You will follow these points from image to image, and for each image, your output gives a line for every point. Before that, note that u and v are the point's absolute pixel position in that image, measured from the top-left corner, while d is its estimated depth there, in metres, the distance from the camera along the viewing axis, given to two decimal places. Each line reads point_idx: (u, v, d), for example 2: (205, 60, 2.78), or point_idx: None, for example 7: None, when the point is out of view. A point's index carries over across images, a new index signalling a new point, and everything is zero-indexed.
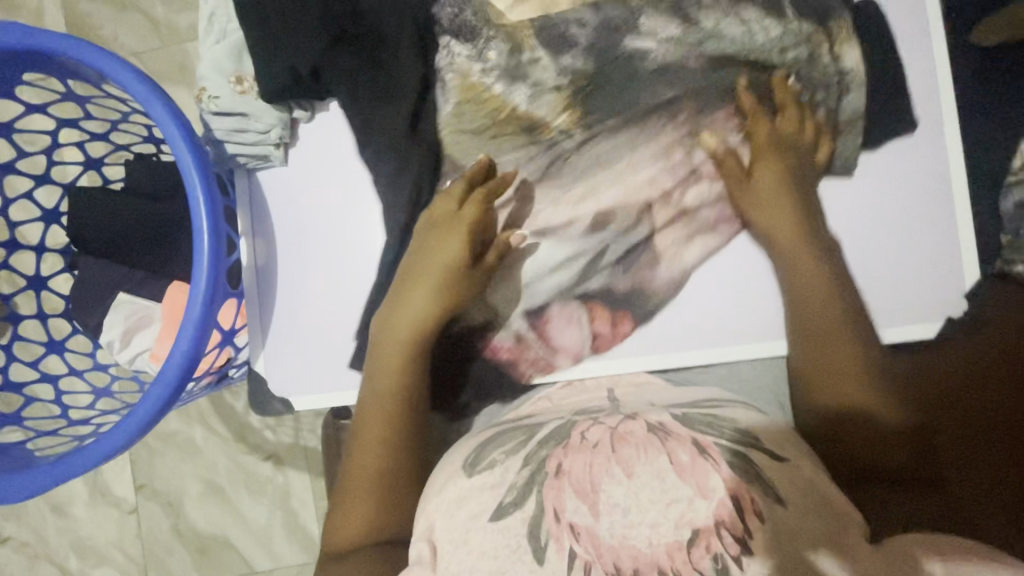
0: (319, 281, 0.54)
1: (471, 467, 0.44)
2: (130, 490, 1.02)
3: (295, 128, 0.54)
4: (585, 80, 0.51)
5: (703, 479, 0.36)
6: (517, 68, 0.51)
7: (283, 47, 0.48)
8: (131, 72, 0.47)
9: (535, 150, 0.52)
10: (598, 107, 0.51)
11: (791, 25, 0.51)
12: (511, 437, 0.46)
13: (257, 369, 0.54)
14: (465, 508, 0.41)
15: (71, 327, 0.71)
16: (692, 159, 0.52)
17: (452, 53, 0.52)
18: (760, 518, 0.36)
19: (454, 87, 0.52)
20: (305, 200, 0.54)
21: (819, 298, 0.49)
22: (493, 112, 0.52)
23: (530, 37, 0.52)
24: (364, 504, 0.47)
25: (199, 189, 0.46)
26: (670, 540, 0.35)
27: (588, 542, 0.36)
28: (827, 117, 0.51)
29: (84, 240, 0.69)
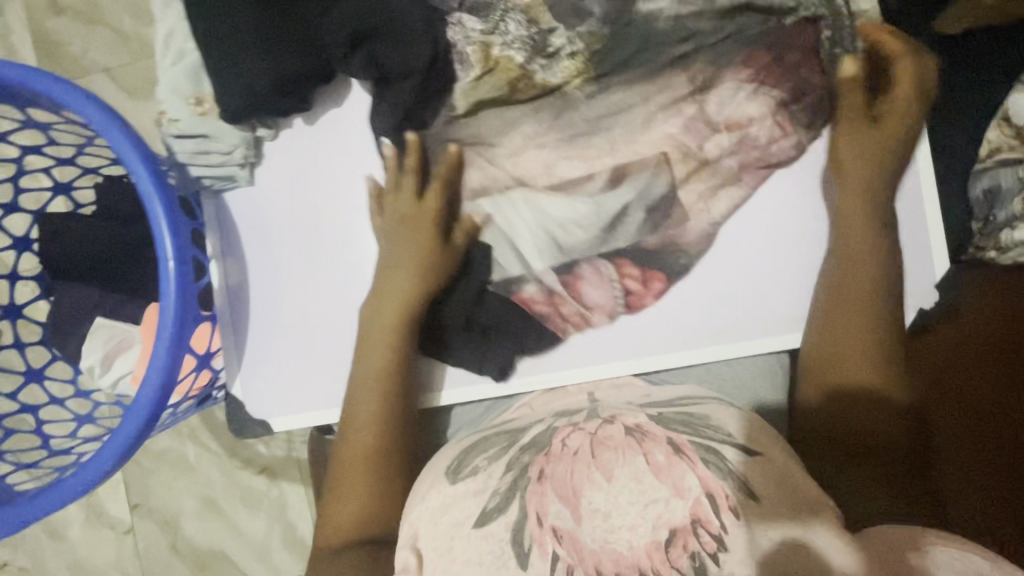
0: (291, 300, 0.53)
1: (454, 473, 0.44)
2: (125, 510, 1.02)
3: (261, 146, 0.53)
4: (599, 44, 0.51)
5: (680, 478, 0.35)
6: (533, 39, 0.51)
7: (239, 65, 0.47)
8: (86, 99, 0.47)
9: (552, 119, 0.51)
10: (568, 111, 0.51)
11: (761, 17, 0.50)
12: (491, 443, 0.47)
13: (233, 392, 0.54)
14: (449, 514, 0.41)
15: (50, 353, 0.70)
16: (666, 156, 0.50)
17: (467, 27, 0.51)
18: (736, 514, 0.35)
19: (477, 58, 0.51)
20: (272, 218, 0.54)
21: (843, 273, 0.48)
22: (509, 82, 0.51)
23: (544, 8, 0.51)
24: (354, 498, 0.48)
25: (161, 214, 0.46)
26: (648, 540, 0.34)
27: (571, 545, 0.35)
28: (845, 61, 0.49)
29: (58, 265, 0.68)
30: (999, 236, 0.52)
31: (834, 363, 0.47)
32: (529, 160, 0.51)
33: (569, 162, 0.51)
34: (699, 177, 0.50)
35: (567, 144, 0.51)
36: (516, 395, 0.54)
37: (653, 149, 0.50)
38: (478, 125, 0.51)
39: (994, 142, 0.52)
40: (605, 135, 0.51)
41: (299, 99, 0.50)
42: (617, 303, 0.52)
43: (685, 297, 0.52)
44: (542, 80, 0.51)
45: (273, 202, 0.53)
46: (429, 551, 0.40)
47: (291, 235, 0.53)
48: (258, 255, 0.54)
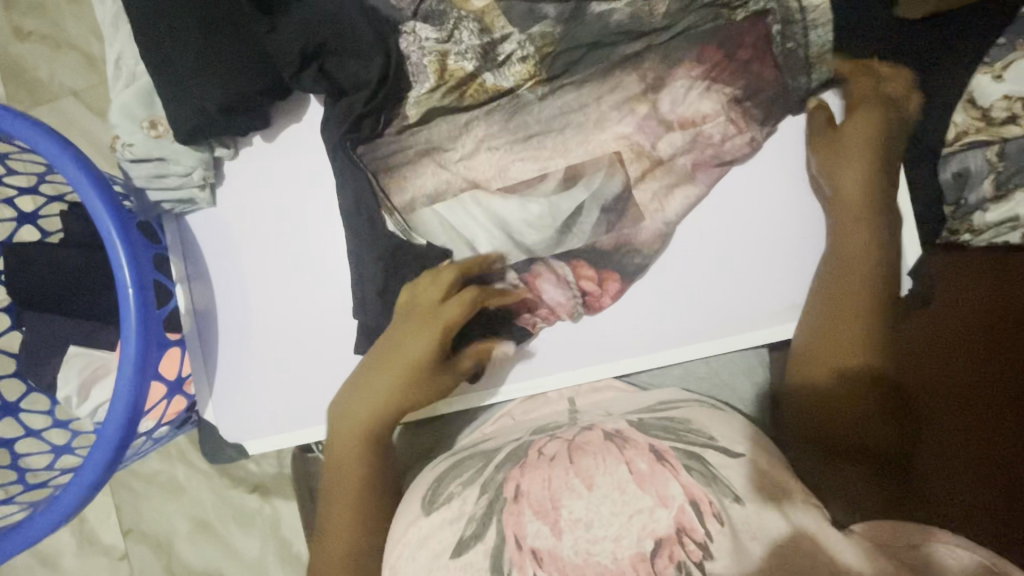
0: (261, 319, 0.53)
1: (430, 503, 0.42)
2: (118, 536, 1.00)
3: (220, 167, 0.52)
4: (551, 46, 0.51)
5: (663, 487, 0.35)
6: (486, 46, 0.51)
7: (188, 88, 0.47)
8: (35, 128, 0.46)
9: (509, 123, 0.51)
10: (523, 114, 0.51)
11: (718, 11, 0.50)
12: (466, 466, 0.44)
13: (207, 418, 0.53)
14: (425, 549, 0.39)
15: (26, 384, 0.69)
16: (631, 154, 0.50)
17: (421, 37, 0.51)
18: (720, 521, 0.34)
19: (433, 67, 0.51)
20: (237, 237, 0.53)
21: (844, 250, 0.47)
22: (462, 88, 0.51)
23: (498, 16, 0.51)
24: (345, 522, 0.46)
25: (118, 241, 0.45)
26: (632, 552, 0.33)
27: (552, 565, 0.34)
28: (798, 54, 0.49)
29: (28, 295, 0.67)
30: (973, 218, 0.52)
31: (827, 351, 0.46)
32: (488, 166, 0.50)
33: (535, 165, 0.50)
34: (665, 176, 0.50)
35: (531, 147, 0.50)
36: (501, 403, 0.52)
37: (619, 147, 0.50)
38: (430, 134, 0.51)
39: (962, 125, 0.51)
40: (569, 136, 0.50)
41: (254, 117, 0.50)
42: (575, 302, 0.51)
43: (661, 296, 0.51)
44: (494, 85, 0.51)
45: (236, 223, 0.53)
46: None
47: (258, 254, 0.53)
48: (224, 276, 0.53)
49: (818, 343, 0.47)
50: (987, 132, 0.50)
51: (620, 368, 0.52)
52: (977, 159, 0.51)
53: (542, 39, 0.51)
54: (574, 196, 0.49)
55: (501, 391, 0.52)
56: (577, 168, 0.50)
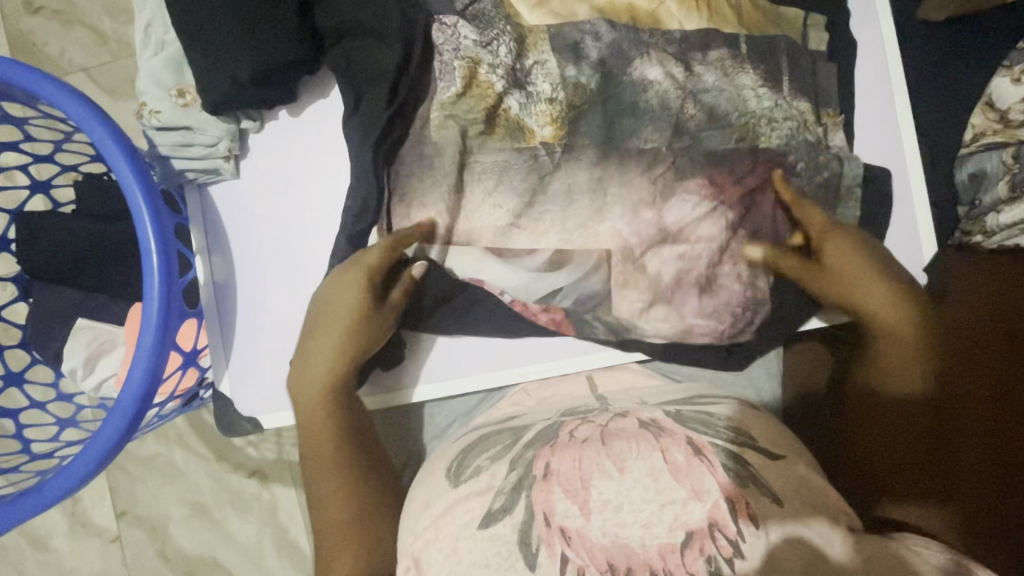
0: (281, 293, 0.53)
1: (455, 475, 0.41)
2: (112, 518, 0.99)
3: (245, 139, 0.52)
4: (582, 98, 0.50)
5: (698, 481, 0.35)
6: (517, 69, 0.50)
7: (221, 55, 0.46)
8: (63, 90, 0.45)
9: (516, 159, 0.50)
10: (538, 172, 0.49)
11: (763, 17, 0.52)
12: (491, 442, 0.43)
13: (222, 390, 0.53)
14: (451, 517, 0.38)
15: (31, 357, 0.68)
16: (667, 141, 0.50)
17: (459, 37, 0.51)
18: (755, 522, 0.34)
19: (462, 71, 0.50)
20: (259, 209, 0.53)
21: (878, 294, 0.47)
22: (484, 108, 0.50)
23: (542, 42, 0.51)
24: (342, 497, 0.44)
25: (144, 207, 0.45)
26: (663, 541, 0.34)
27: (580, 546, 0.34)
28: (808, 72, 0.52)
29: (37, 266, 0.66)
30: (985, 220, 0.52)
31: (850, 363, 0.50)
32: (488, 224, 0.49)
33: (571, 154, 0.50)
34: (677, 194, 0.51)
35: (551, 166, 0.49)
36: (509, 386, 0.53)
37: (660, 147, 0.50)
38: (438, 148, 0.50)
39: (979, 126, 0.53)
40: (582, 168, 0.50)
41: (283, 91, 0.50)
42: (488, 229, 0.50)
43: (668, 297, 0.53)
44: (516, 116, 0.50)
45: (258, 200, 0.53)
46: (427, 563, 0.37)
47: (279, 253, 0.53)
48: (246, 247, 0.53)
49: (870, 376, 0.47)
50: (1004, 134, 0.51)
51: (647, 354, 0.53)
52: (993, 159, 0.52)
53: (570, 86, 0.50)
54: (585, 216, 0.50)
55: (520, 373, 0.53)
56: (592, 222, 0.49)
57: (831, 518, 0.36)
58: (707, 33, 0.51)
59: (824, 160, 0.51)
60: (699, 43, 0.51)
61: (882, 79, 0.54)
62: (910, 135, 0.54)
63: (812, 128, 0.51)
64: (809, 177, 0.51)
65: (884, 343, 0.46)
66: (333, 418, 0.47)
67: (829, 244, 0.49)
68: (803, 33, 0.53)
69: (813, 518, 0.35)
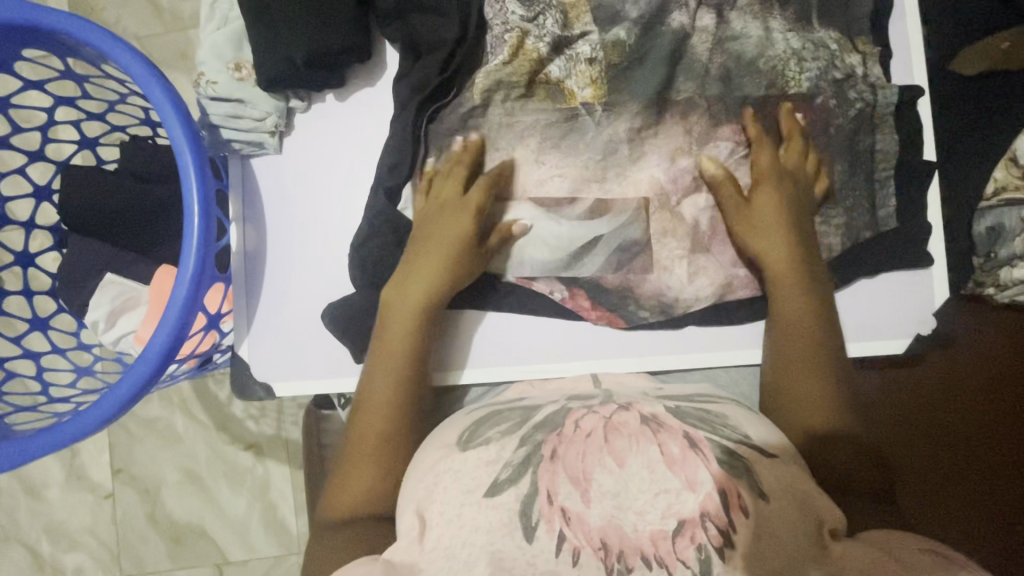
0: (306, 265, 0.55)
1: (466, 441, 0.42)
2: (107, 475, 1.01)
3: (291, 117, 0.55)
4: (619, 57, 0.54)
5: (693, 472, 0.36)
6: (562, 39, 0.54)
7: (277, 34, 0.49)
8: (131, 53, 0.48)
9: (556, 117, 0.54)
10: (578, 133, 0.54)
11: (803, 37, 0.54)
12: (502, 418, 0.45)
13: (240, 354, 0.54)
14: (455, 480, 0.40)
15: (57, 305, 0.71)
16: (695, 164, 0.54)
17: (507, 12, 0.54)
18: (744, 513, 0.36)
19: (510, 44, 0.53)
20: (295, 185, 0.55)
21: (798, 313, 0.49)
22: (529, 74, 0.54)
23: (586, 12, 0.54)
24: (369, 470, 0.45)
25: (192, 172, 0.47)
26: (655, 528, 0.35)
27: (578, 527, 0.36)
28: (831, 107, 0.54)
29: (76, 218, 0.69)
30: (999, 273, 0.54)
31: (796, 400, 0.46)
32: (530, 178, 0.54)
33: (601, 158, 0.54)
34: (687, 228, 0.54)
35: (579, 163, 0.54)
36: (511, 382, 0.55)
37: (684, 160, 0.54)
38: (487, 115, 0.54)
39: (1003, 181, 0.53)
40: (615, 143, 0.54)
41: (335, 75, 0.52)
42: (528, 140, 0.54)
43: (673, 316, 0.54)
44: (557, 80, 0.54)
45: (296, 177, 0.55)
46: (436, 515, 0.39)
47: (303, 233, 0.55)
48: (280, 221, 0.55)
49: (780, 336, 0.49)
50: None
51: (653, 365, 0.55)
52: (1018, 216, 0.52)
53: (610, 48, 0.54)
54: (595, 228, 0.54)
55: (524, 371, 0.55)
56: (610, 203, 0.54)
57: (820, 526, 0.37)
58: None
59: (827, 40, 0.54)
60: (734, 74, 0.54)
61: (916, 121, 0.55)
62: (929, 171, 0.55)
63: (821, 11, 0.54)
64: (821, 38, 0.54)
65: (796, 354, 0.48)
66: (400, 374, 0.48)
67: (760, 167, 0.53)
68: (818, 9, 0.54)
69: (800, 522, 0.37)
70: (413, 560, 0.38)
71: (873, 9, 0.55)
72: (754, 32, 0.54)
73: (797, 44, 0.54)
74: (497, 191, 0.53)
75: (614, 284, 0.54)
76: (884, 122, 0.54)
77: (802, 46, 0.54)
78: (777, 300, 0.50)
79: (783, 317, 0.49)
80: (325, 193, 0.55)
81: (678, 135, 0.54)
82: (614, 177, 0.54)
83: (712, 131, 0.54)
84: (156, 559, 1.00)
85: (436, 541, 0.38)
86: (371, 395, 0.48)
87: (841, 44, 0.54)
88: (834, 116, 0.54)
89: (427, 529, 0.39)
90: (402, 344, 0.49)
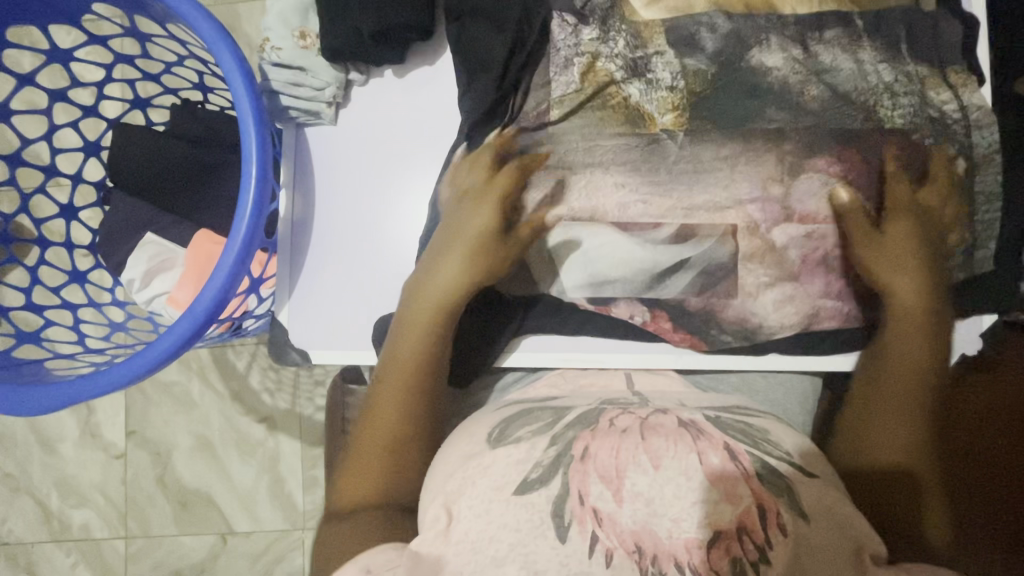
0: (351, 238, 0.55)
1: (496, 440, 0.42)
2: (121, 435, 1.01)
3: (349, 90, 0.56)
4: (702, 86, 0.53)
5: (731, 485, 0.36)
6: (639, 64, 0.54)
7: (348, 7, 0.50)
8: (203, 14, 0.48)
9: (635, 141, 0.53)
10: (660, 157, 0.53)
11: (869, 51, 0.53)
12: (534, 417, 0.44)
13: (280, 319, 0.55)
14: (486, 477, 0.39)
15: (95, 260, 0.72)
16: (751, 168, 0.53)
17: (579, 36, 0.54)
18: (783, 531, 0.36)
19: (580, 67, 0.54)
20: (347, 159, 0.55)
21: (908, 353, 0.50)
22: (606, 100, 0.53)
23: (659, 35, 0.54)
24: (368, 476, 0.46)
25: (253, 137, 0.48)
26: (689, 536, 0.35)
27: (610, 529, 0.35)
28: (896, 120, 0.52)
29: (121, 176, 0.70)
30: None
31: (874, 431, 0.47)
32: (609, 201, 0.53)
33: (652, 153, 0.53)
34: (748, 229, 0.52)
35: (638, 159, 0.53)
36: (547, 368, 0.55)
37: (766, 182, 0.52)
38: (563, 143, 0.53)
39: None
40: (693, 163, 0.53)
41: (396, 50, 0.53)
42: (608, 165, 0.53)
43: (757, 343, 0.53)
44: (637, 104, 0.53)
45: (343, 152, 0.55)
46: (461, 511, 0.39)
47: (351, 208, 0.55)
48: (330, 192, 0.55)
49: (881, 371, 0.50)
50: None
51: (690, 364, 0.54)
52: None
53: (691, 76, 0.54)
54: (683, 252, 0.53)
55: (559, 360, 0.55)
56: (696, 227, 0.52)
57: (857, 554, 0.38)
58: (823, 15, 0.54)
59: (896, 55, 0.53)
60: (801, 95, 0.53)
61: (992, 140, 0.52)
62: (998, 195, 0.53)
63: (893, 25, 0.54)
64: (888, 54, 0.53)
65: (892, 386, 0.49)
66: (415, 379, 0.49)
67: (895, 223, 0.52)
68: (888, 23, 0.54)
69: (837, 547, 0.37)
70: (437, 554, 0.38)
71: (962, 40, 0.54)
72: (821, 41, 0.53)
73: (863, 56, 0.53)
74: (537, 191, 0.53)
75: (698, 307, 0.53)
76: (956, 139, 0.52)
77: (894, 79, 0.53)
78: (894, 335, 0.51)
79: (891, 352, 0.51)
80: (376, 169, 0.55)
81: (748, 154, 0.53)
82: (670, 173, 0.53)
83: (808, 157, 0.53)
84: (161, 523, 1.01)
85: (463, 534, 0.37)
86: (380, 390, 0.49)
87: (911, 59, 0.53)
88: (929, 156, 0.52)
89: (453, 523, 0.38)
90: (426, 344, 0.50)
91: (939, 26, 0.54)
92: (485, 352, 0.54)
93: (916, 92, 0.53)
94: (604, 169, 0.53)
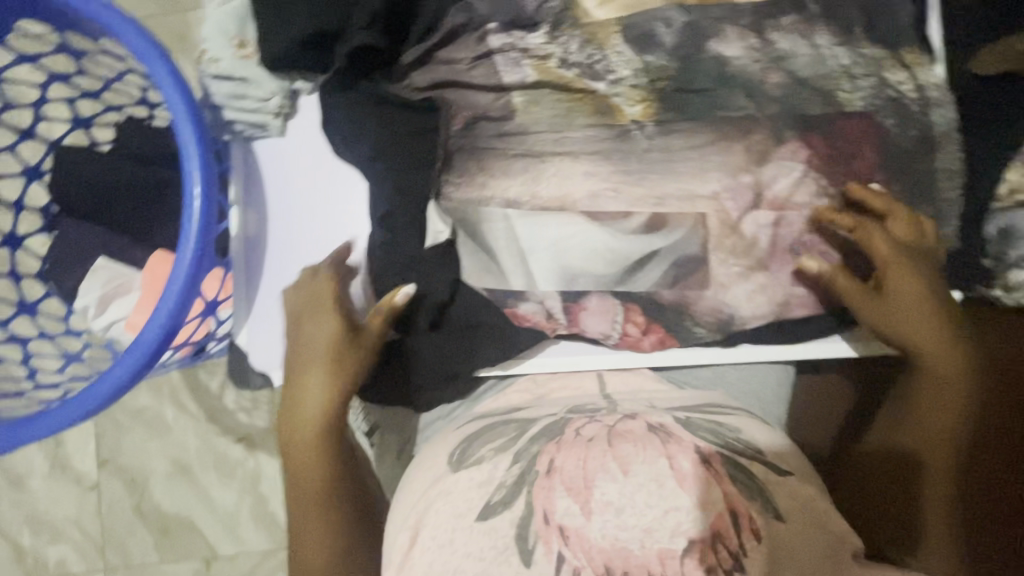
0: (304, 252, 0.53)
1: (457, 462, 0.41)
2: (93, 466, 0.98)
3: (296, 99, 0.54)
4: (663, 82, 0.53)
5: (704, 490, 0.35)
6: (595, 60, 0.53)
7: (284, 16, 0.49)
8: (131, 25, 0.46)
9: (608, 134, 0.52)
10: (632, 149, 0.52)
11: (824, 36, 0.53)
12: (498, 432, 0.43)
13: (238, 342, 0.54)
14: (447, 503, 0.38)
15: (47, 288, 0.69)
16: (715, 159, 0.52)
17: (526, 38, 0.53)
18: (757, 537, 0.35)
19: (532, 68, 0.53)
20: (296, 172, 0.54)
21: (955, 365, 0.47)
22: (571, 95, 0.53)
23: (615, 33, 0.53)
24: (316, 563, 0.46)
25: (194, 152, 0.46)
26: (663, 545, 0.34)
27: (578, 546, 0.34)
28: (854, 104, 0.52)
29: (67, 199, 0.67)
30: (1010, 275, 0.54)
31: (915, 433, 0.48)
32: (580, 189, 0.52)
33: (623, 145, 0.52)
34: (710, 223, 0.52)
35: (610, 151, 0.52)
36: (520, 373, 0.53)
37: (733, 172, 0.52)
38: (534, 141, 0.52)
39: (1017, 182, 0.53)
40: (661, 160, 0.52)
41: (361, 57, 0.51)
42: (581, 154, 0.52)
43: (730, 335, 0.53)
44: (606, 98, 0.52)
45: (296, 164, 0.54)
46: (429, 533, 0.37)
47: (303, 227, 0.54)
48: (281, 207, 0.53)
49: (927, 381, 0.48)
50: None
51: (663, 361, 0.53)
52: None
53: (655, 72, 0.53)
54: (654, 242, 0.52)
55: (531, 364, 0.53)
56: (667, 216, 0.52)
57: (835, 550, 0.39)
58: (777, 3, 0.54)
59: (851, 41, 0.53)
60: (759, 83, 0.53)
61: (951, 118, 0.52)
62: (958, 172, 0.53)
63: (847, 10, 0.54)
64: (843, 39, 0.53)
65: (928, 387, 0.48)
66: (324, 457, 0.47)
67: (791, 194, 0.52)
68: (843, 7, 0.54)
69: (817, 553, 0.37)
70: None
71: (914, 20, 0.54)
72: (777, 29, 0.53)
73: (818, 42, 0.53)
74: (498, 192, 0.52)
75: (670, 300, 0.52)
76: (914, 120, 0.52)
77: (852, 62, 0.53)
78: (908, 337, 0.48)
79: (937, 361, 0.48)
80: (326, 183, 0.54)
81: (712, 145, 0.52)
82: (634, 166, 0.52)
83: (772, 145, 0.52)
84: (141, 552, 0.97)
85: (431, 556, 0.36)
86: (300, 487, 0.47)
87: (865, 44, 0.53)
88: (890, 139, 0.52)
89: (419, 547, 0.37)
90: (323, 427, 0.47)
91: (891, 10, 0.54)
92: (451, 361, 0.52)
93: (874, 75, 0.53)
94: (579, 162, 0.52)
